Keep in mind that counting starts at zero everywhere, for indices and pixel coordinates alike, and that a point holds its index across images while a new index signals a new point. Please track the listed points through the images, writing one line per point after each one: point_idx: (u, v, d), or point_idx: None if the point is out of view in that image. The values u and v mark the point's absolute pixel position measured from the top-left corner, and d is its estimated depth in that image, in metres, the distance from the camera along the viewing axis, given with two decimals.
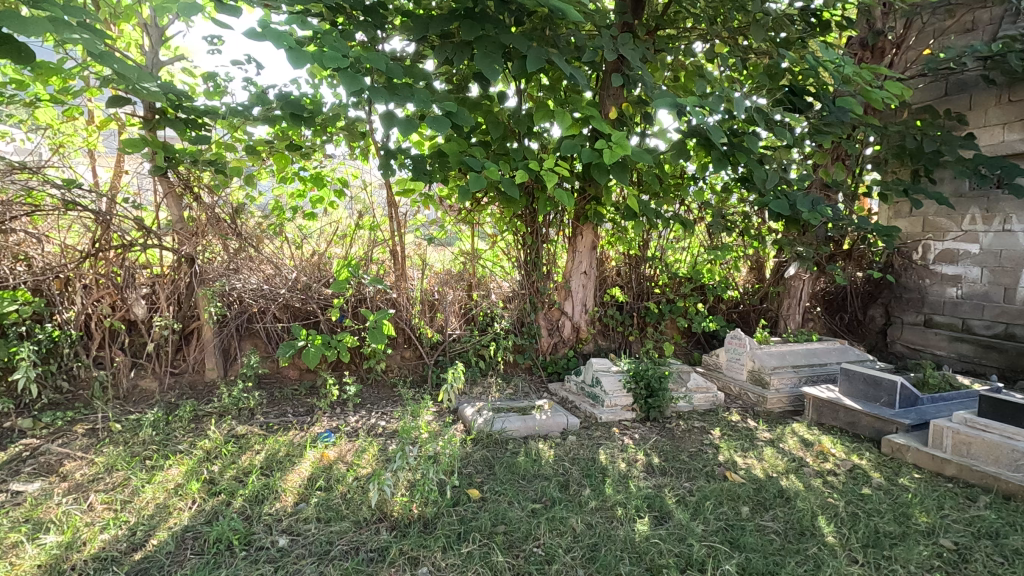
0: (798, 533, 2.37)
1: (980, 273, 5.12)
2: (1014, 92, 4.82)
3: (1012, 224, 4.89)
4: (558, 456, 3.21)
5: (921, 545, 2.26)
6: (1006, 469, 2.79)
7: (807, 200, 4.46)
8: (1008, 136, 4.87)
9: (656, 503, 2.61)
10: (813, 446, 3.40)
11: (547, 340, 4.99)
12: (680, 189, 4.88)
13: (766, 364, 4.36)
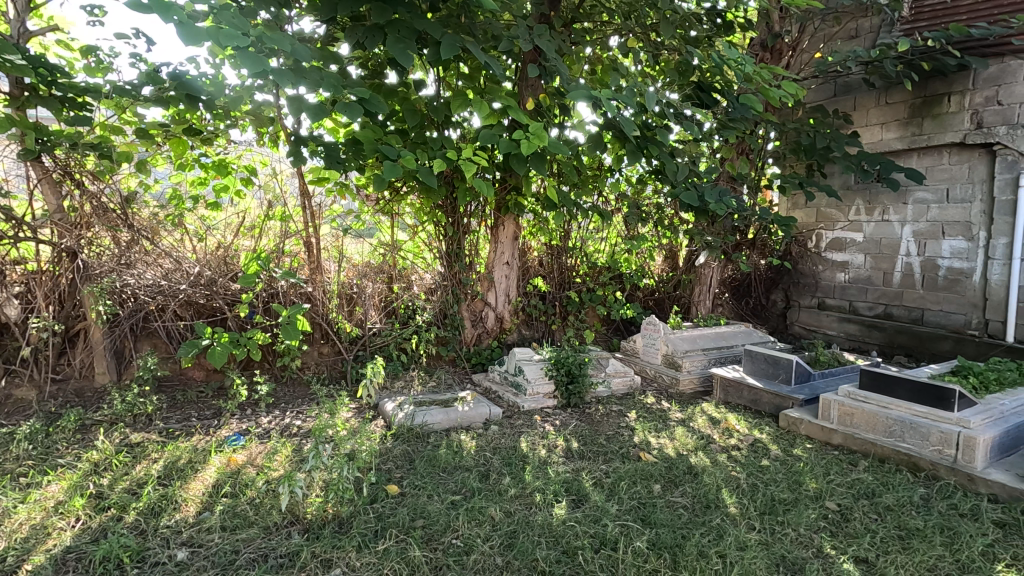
0: (704, 506, 2.51)
1: (863, 259, 5.63)
2: (890, 94, 5.32)
3: (889, 215, 5.41)
4: (480, 447, 3.22)
5: (810, 509, 2.46)
6: (882, 436, 3.10)
7: (714, 192, 4.71)
8: (885, 135, 5.37)
9: (574, 487, 2.68)
10: (720, 424, 3.62)
11: (471, 331, 4.99)
12: (598, 181, 4.99)
13: (679, 348, 4.59)
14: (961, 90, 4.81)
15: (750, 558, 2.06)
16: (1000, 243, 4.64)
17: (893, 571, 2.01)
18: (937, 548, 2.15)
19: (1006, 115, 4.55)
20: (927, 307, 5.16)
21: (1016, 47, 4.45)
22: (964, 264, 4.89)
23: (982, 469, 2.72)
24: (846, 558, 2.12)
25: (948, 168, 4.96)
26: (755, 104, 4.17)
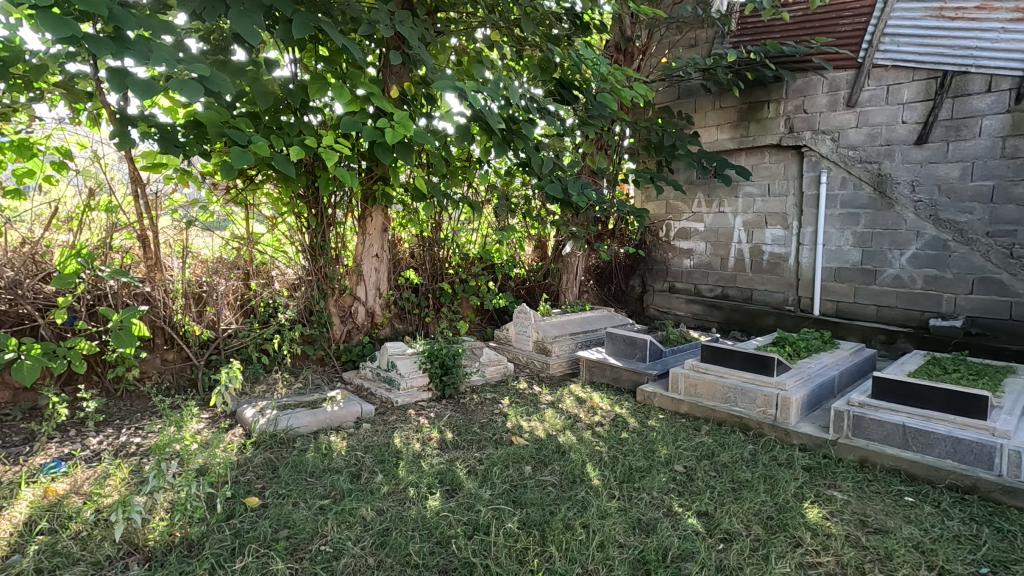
0: (571, 481, 2.67)
1: (705, 246, 6.31)
2: (723, 99, 5.99)
3: (724, 207, 6.11)
4: (351, 447, 3.11)
5: (661, 473, 2.73)
6: (719, 402, 3.51)
7: (577, 185, 4.97)
8: (720, 135, 6.05)
9: (448, 477, 2.70)
10: (586, 403, 3.86)
11: (340, 327, 4.79)
12: (467, 172, 5.01)
13: (548, 334, 4.80)
14: (777, 99, 5.56)
15: (610, 525, 2.23)
16: (808, 231, 5.45)
17: (727, 520, 2.30)
18: (761, 495, 2.50)
19: (810, 122, 5.34)
20: (755, 287, 5.91)
21: (816, 64, 5.22)
22: (782, 249, 5.68)
23: (795, 424, 3.19)
24: (690, 513, 2.37)
25: (769, 166, 5.71)
26: (610, 103, 4.45)
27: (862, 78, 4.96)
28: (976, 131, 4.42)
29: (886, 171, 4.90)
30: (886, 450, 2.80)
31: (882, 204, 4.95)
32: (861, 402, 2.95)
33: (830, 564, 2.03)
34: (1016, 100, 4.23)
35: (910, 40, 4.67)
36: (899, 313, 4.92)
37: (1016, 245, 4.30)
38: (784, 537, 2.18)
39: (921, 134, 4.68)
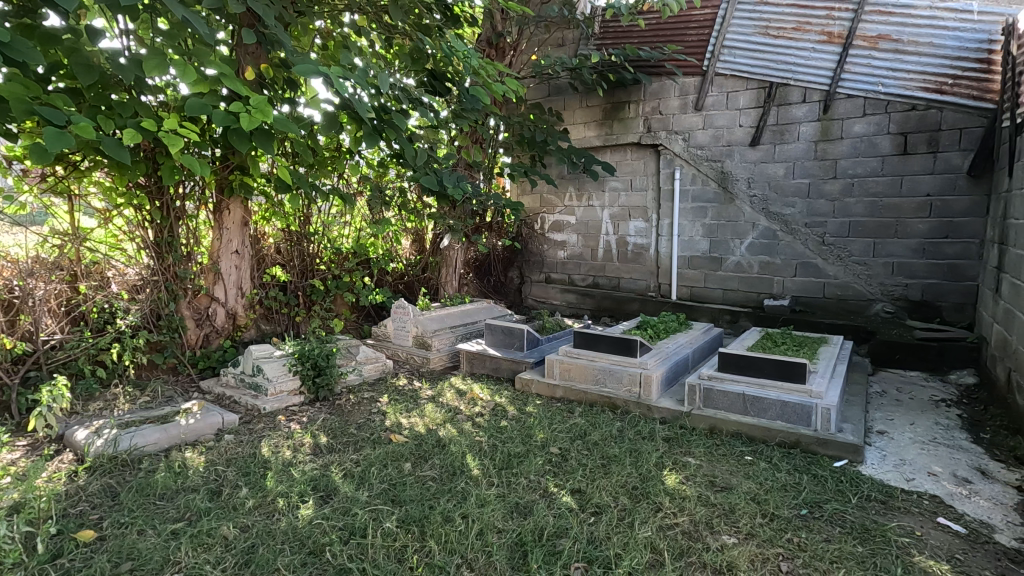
0: (451, 473, 2.68)
1: (576, 238, 6.65)
2: (589, 99, 6.32)
3: (593, 201, 6.47)
4: (210, 462, 2.83)
5: (538, 456, 2.83)
6: (591, 384, 3.72)
7: (452, 178, 4.95)
8: (587, 133, 6.38)
9: (322, 483, 2.57)
10: (466, 395, 3.89)
11: (195, 331, 4.33)
12: (336, 163, 4.76)
13: (428, 328, 4.75)
14: (636, 100, 5.98)
15: (489, 512, 2.27)
16: (665, 223, 5.95)
17: (598, 494, 2.45)
18: (627, 468, 2.69)
19: (665, 123, 5.82)
20: (622, 276, 6.34)
21: (668, 70, 5.70)
22: (644, 240, 6.15)
23: (656, 400, 3.48)
24: (564, 492, 2.49)
25: (631, 163, 6.14)
26: (483, 97, 4.48)
27: (707, 85, 5.49)
28: (795, 135, 5.12)
29: (727, 169, 5.50)
30: (730, 417, 3.16)
31: (725, 198, 5.55)
32: (710, 376, 3.30)
33: (684, 523, 2.25)
34: (824, 111, 4.95)
35: (744, 53, 5.27)
36: (740, 295, 5.55)
37: (826, 234, 5.05)
38: (647, 504, 2.38)
39: (754, 137, 5.31)
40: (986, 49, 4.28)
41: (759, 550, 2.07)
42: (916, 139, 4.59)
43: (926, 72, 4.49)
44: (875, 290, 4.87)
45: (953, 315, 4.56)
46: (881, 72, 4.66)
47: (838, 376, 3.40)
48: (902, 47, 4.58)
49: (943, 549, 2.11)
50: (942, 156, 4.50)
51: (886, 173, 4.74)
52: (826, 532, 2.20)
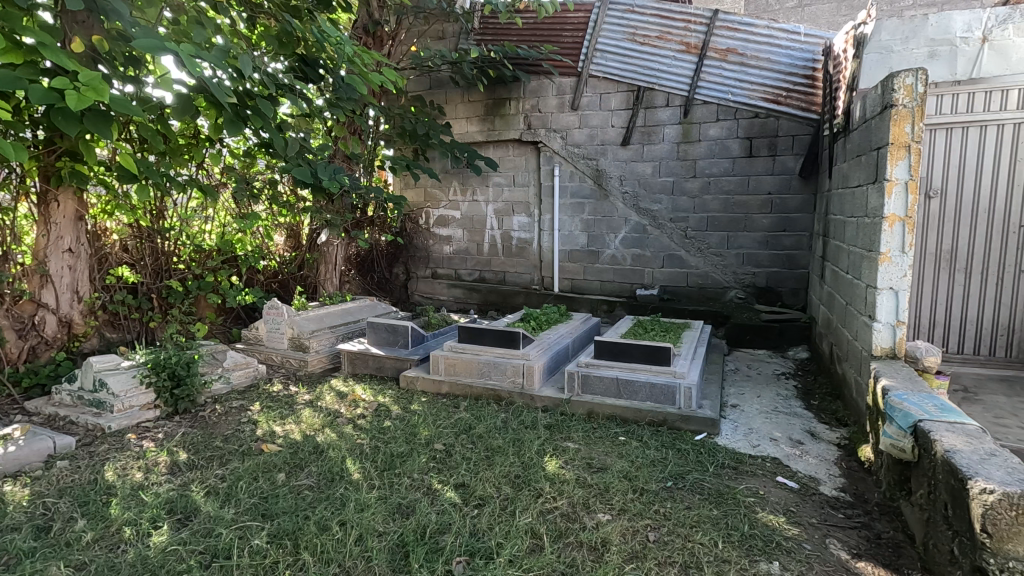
0: (329, 480, 2.56)
1: (461, 233, 6.66)
2: (470, 93, 6.32)
3: (477, 196, 6.50)
4: (37, 494, 2.44)
5: (421, 454, 2.80)
6: (476, 378, 3.75)
7: (328, 169, 4.71)
8: (469, 127, 6.39)
9: (179, 505, 2.32)
10: (347, 397, 3.74)
11: (16, 344, 3.71)
12: (193, 151, 4.30)
13: (305, 329, 4.48)
14: (516, 97, 6.09)
15: (369, 516, 2.20)
16: (547, 218, 6.14)
17: (481, 486, 2.48)
18: (510, 457, 2.75)
19: (544, 120, 6.00)
20: (507, 270, 6.46)
21: (545, 69, 5.86)
22: (527, 235, 6.30)
23: (538, 389, 3.59)
24: (448, 488, 2.48)
25: (513, 159, 6.26)
26: (358, 87, 4.30)
27: (582, 86, 5.74)
28: (661, 137, 5.53)
29: (602, 167, 5.81)
30: (606, 401, 3.35)
31: (600, 194, 5.85)
32: (587, 363, 3.47)
33: (563, 506, 2.35)
34: (684, 115, 5.40)
35: (615, 57, 5.58)
36: (616, 286, 5.90)
37: (689, 228, 5.53)
38: (528, 492, 2.44)
39: (625, 137, 5.65)
40: (811, 67, 4.88)
41: (629, 524, 2.22)
42: (759, 144, 5.16)
43: (766, 84, 5.05)
44: (729, 278, 5.41)
45: (791, 299, 5.22)
46: (731, 82, 5.18)
47: (699, 357, 3.73)
48: (747, 61, 5.10)
49: (780, 504, 2.40)
50: (780, 159, 5.10)
51: (736, 173, 5.28)
52: (687, 500, 2.41)
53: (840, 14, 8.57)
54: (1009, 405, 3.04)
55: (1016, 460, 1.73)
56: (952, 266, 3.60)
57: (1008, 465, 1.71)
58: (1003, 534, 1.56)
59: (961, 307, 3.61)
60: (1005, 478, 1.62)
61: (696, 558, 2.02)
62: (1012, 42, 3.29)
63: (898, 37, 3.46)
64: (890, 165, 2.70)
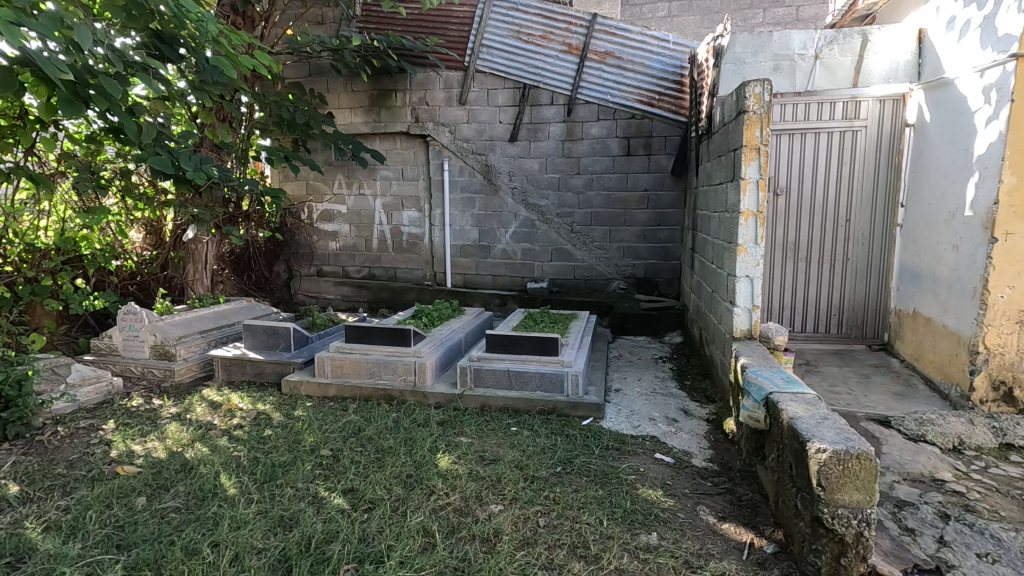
0: (199, 499, 2.34)
1: (348, 228, 6.39)
2: (354, 83, 6.06)
3: (364, 190, 6.28)
4: None
5: (306, 462, 2.65)
6: (365, 378, 3.61)
7: (193, 158, 4.26)
8: (354, 119, 6.13)
9: (9, 545, 2.00)
10: (221, 407, 3.44)
11: None
12: (17, 134, 3.68)
13: (170, 335, 4.05)
14: (402, 89, 5.94)
15: (247, 534, 2.05)
16: (437, 213, 6.08)
17: (371, 489, 2.40)
18: (401, 457, 2.69)
19: (432, 114, 5.92)
20: (397, 266, 6.31)
21: (431, 62, 5.77)
22: (417, 230, 6.20)
23: (430, 386, 3.54)
24: (335, 495, 2.38)
25: (401, 152, 6.11)
26: (226, 70, 3.94)
27: (469, 81, 5.73)
28: (546, 134, 5.69)
29: (490, 162, 5.86)
30: (498, 393, 3.39)
31: (490, 190, 5.90)
32: (478, 357, 3.49)
33: (456, 501, 2.35)
34: (568, 114, 5.60)
35: (500, 53, 5.62)
36: (507, 280, 5.99)
37: (574, 222, 5.76)
38: (420, 490, 2.41)
39: (512, 134, 5.75)
40: (679, 74, 5.24)
41: (520, 512, 2.27)
42: (636, 143, 5.49)
43: (641, 87, 5.36)
44: (612, 270, 5.72)
45: (666, 288, 5.64)
46: (610, 83, 5.43)
47: (585, 346, 3.90)
48: (624, 65, 5.36)
49: (658, 478, 2.59)
50: (654, 159, 5.47)
51: (616, 171, 5.58)
52: (575, 483, 2.52)
53: (703, 27, 9.38)
54: (840, 374, 3.54)
55: (843, 422, 2.01)
56: (796, 256, 4.09)
57: (838, 427, 1.98)
58: (833, 486, 1.80)
59: (803, 292, 4.11)
60: (834, 438, 1.87)
61: (583, 538, 2.11)
62: (838, 59, 3.83)
63: (748, 51, 3.88)
64: (744, 165, 2.99)
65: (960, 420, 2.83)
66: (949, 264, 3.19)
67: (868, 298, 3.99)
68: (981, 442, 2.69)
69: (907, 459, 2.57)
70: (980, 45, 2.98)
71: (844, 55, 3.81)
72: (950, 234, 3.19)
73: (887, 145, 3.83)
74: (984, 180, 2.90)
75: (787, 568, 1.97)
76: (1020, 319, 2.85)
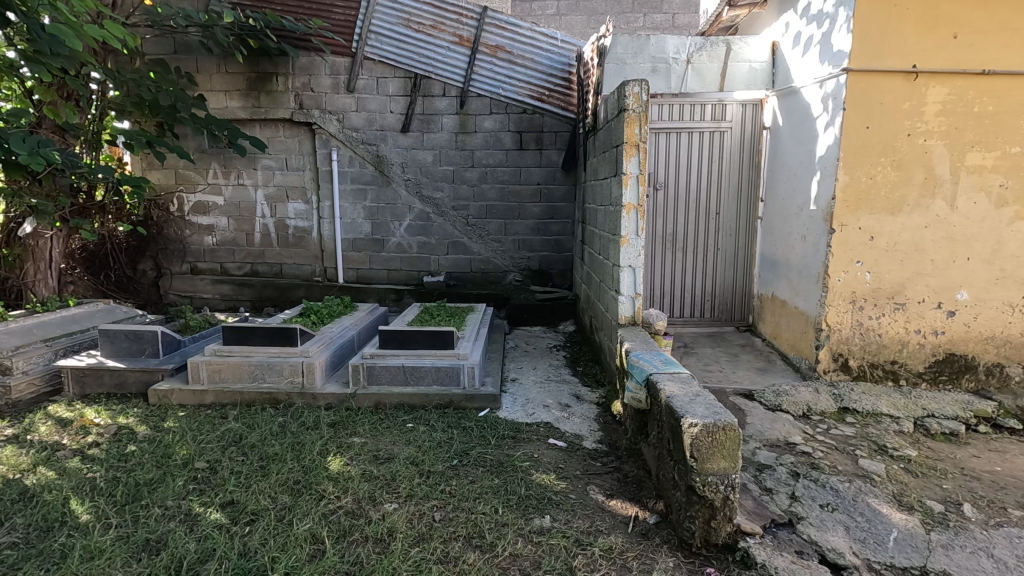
0: (43, 531, 2.06)
1: (226, 222, 5.91)
2: (228, 64, 5.58)
3: (243, 179, 5.82)
4: None
5: (178, 477, 2.42)
6: (247, 382, 3.37)
7: (27, 141, 3.67)
8: (229, 102, 5.65)
9: None
10: (73, 423, 3.04)
11: None
12: None
13: (4, 346, 3.48)
14: (284, 73, 5.56)
15: (102, 565, 1.84)
16: (326, 205, 5.80)
17: (253, 500, 2.25)
18: (288, 463, 2.54)
19: (317, 101, 5.61)
20: (284, 262, 5.94)
21: (315, 46, 5.46)
22: (305, 223, 5.87)
23: (321, 386, 3.37)
24: (212, 510, 2.20)
25: (284, 140, 5.74)
26: (68, 41, 3.43)
27: (357, 67, 5.50)
28: (439, 126, 5.62)
29: (382, 153, 5.68)
30: (392, 390, 3.31)
31: (382, 181, 5.72)
32: (372, 354, 3.38)
33: (348, 503, 2.27)
34: (460, 106, 5.57)
35: (389, 41, 5.44)
36: (402, 275, 5.86)
37: (469, 216, 5.76)
38: (308, 496, 2.30)
39: (404, 124, 5.61)
40: (567, 71, 5.42)
41: (415, 508, 2.24)
42: (527, 138, 5.60)
43: (531, 83, 5.47)
44: (508, 263, 5.81)
45: (560, 279, 5.82)
46: (502, 77, 5.47)
47: (482, 338, 3.92)
48: (515, 59, 5.42)
49: (552, 463, 2.67)
50: (546, 153, 5.62)
51: (509, 164, 5.66)
52: (471, 474, 2.53)
53: (589, 27, 9.75)
54: (712, 354, 3.87)
55: (712, 398, 2.19)
56: (673, 247, 4.40)
57: (708, 402, 2.16)
58: (704, 456, 1.97)
59: (681, 279, 4.44)
60: (704, 413, 2.04)
61: (479, 528, 2.13)
62: (706, 64, 4.16)
63: (628, 52, 4.12)
64: (625, 160, 3.15)
65: (808, 390, 3.22)
66: (799, 253, 3.59)
67: (735, 284, 4.41)
68: (824, 407, 3.07)
69: (767, 427, 2.88)
70: (821, 59, 3.37)
71: (712, 61, 4.15)
72: (799, 225, 3.60)
73: (748, 145, 4.23)
74: (824, 178, 3.29)
75: (667, 535, 2.13)
76: (852, 300, 3.29)
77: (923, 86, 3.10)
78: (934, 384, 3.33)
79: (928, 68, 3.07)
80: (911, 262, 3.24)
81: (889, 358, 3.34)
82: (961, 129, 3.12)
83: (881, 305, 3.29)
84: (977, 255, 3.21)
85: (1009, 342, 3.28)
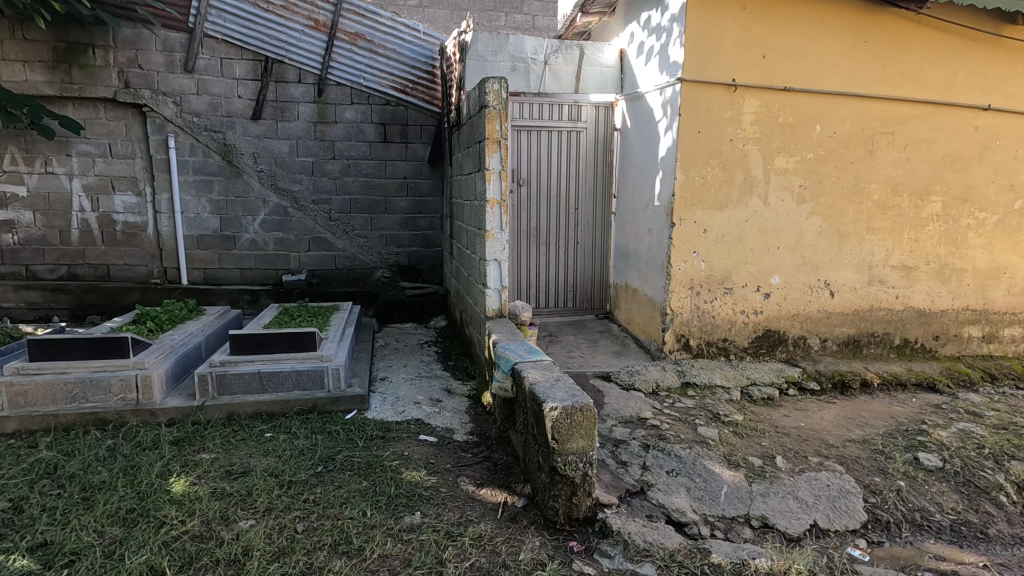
0: None
1: (32, 216, 5.01)
2: (27, 29, 4.72)
3: (53, 167, 4.98)
4: None
5: None
6: (64, 404, 2.90)
7: None
8: (30, 75, 4.78)
9: None
10: None
11: None
12: None
13: None
14: (103, 45, 4.84)
15: None
16: (163, 198, 5.16)
17: (73, 538, 1.95)
18: (119, 491, 2.24)
19: (147, 79, 4.96)
20: (111, 262, 5.19)
21: (142, 16, 4.80)
22: (136, 218, 5.17)
23: (161, 401, 3.01)
24: (17, 556, 1.87)
25: (105, 123, 5.00)
26: None
27: (195, 45, 4.94)
28: (295, 114, 5.27)
29: (229, 142, 5.19)
30: (248, 399, 3.05)
31: (231, 172, 5.24)
32: (222, 361, 3.09)
33: (195, 527, 2.05)
34: (318, 94, 5.26)
35: (233, 19, 4.96)
36: (258, 274, 5.42)
37: (332, 210, 5.48)
38: (145, 525, 2.04)
39: (254, 111, 5.17)
40: (431, 65, 5.38)
41: (275, 522, 2.10)
42: (392, 130, 5.47)
43: (394, 74, 5.33)
44: (375, 259, 5.64)
45: (430, 274, 5.79)
46: (362, 67, 5.26)
47: (347, 338, 3.76)
48: (375, 49, 5.23)
49: (422, 459, 2.66)
50: (411, 147, 5.53)
51: (373, 157, 5.48)
52: (337, 480, 2.43)
53: (452, 22, 9.75)
54: (575, 341, 4.11)
55: (571, 381, 2.34)
56: (537, 241, 4.57)
57: (567, 386, 2.29)
58: (564, 437, 2.09)
59: (545, 272, 4.62)
60: (564, 397, 2.16)
61: (345, 533, 2.06)
62: (562, 67, 4.39)
63: (488, 49, 4.26)
64: (488, 156, 3.21)
65: (657, 368, 3.55)
66: (646, 245, 3.93)
67: (594, 275, 4.70)
68: (670, 383, 3.42)
69: (622, 405, 3.13)
70: (660, 69, 3.72)
71: (567, 64, 4.39)
72: (646, 220, 3.94)
73: (602, 145, 4.53)
74: (665, 177, 3.64)
75: (534, 516, 2.22)
76: (691, 286, 3.68)
77: (740, 98, 3.55)
78: (755, 356, 3.86)
79: (745, 82, 3.52)
80: (735, 251, 3.71)
81: (721, 336, 3.79)
82: (770, 137, 3.64)
83: (714, 290, 3.73)
84: (785, 245, 3.77)
85: (809, 317, 3.90)
